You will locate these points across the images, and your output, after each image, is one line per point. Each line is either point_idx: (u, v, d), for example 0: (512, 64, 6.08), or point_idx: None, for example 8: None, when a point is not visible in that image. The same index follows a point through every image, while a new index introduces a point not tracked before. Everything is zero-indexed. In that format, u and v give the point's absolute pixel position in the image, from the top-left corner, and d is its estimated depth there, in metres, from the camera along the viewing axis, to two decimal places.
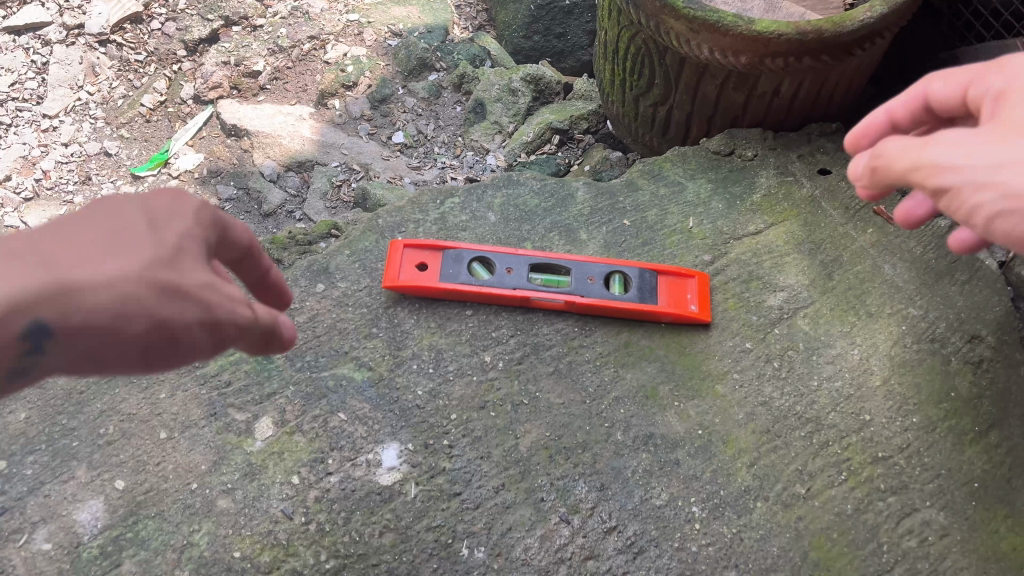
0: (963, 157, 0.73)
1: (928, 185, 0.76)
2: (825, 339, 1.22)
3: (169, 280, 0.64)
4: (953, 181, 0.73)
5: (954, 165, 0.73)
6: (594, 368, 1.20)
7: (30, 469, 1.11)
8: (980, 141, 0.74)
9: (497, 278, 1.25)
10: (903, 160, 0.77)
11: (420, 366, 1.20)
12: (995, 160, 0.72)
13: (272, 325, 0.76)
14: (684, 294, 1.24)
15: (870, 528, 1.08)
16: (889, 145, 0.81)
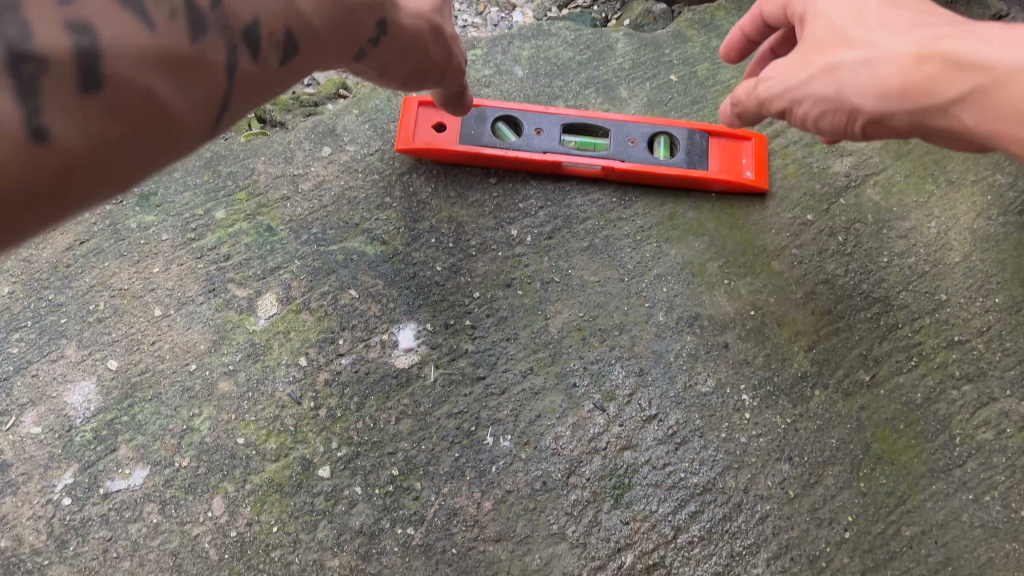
0: (790, 78, 0.81)
1: (790, 109, 0.84)
2: (898, 210, 1.07)
3: (443, 26, 0.76)
4: (802, 108, 0.82)
5: (794, 93, 0.81)
6: (633, 243, 1.07)
7: (16, 348, 1.02)
8: (800, 65, 0.81)
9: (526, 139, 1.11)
10: (770, 102, 0.85)
11: (439, 240, 1.08)
12: (815, 83, 0.79)
13: (456, 73, 0.85)
14: (738, 156, 1.10)
15: (942, 419, 0.97)
16: (762, 88, 0.85)
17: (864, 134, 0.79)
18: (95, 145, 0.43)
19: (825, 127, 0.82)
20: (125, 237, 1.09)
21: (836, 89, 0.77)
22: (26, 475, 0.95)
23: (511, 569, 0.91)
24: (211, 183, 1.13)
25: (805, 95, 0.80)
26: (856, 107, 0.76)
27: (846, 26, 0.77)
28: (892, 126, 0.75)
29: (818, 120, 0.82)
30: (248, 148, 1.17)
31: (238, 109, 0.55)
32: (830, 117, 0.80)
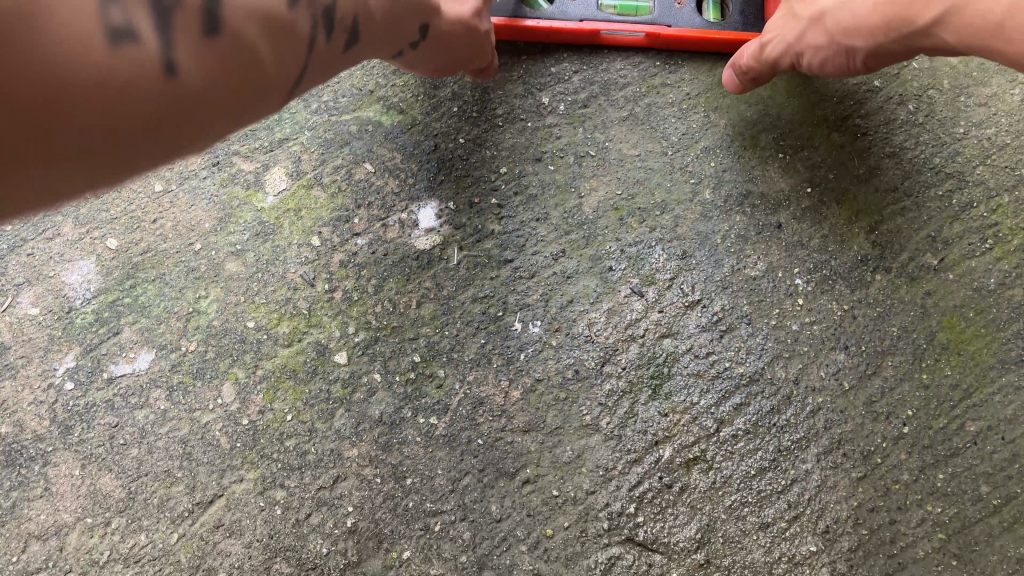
0: (785, 35, 0.83)
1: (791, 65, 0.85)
2: (977, 75, 0.95)
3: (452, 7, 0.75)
4: (807, 61, 0.84)
5: (793, 47, 0.83)
6: (679, 113, 0.97)
7: (10, 226, 0.95)
8: (793, 23, 0.82)
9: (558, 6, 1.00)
10: (771, 65, 0.86)
11: (462, 110, 0.98)
12: (810, 34, 0.80)
13: (478, 41, 0.83)
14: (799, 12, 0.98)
15: (1017, 307, 0.87)
16: (757, 53, 0.87)
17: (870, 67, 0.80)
18: (208, 80, 0.45)
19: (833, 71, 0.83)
20: None
21: (829, 35, 0.78)
22: (25, 358, 0.90)
23: (541, 462, 0.85)
24: None
25: (806, 49, 0.82)
26: (852, 50, 0.77)
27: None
28: (887, 59, 0.76)
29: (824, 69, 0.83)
30: None
31: (304, 86, 0.58)
32: (833, 63, 0.81)
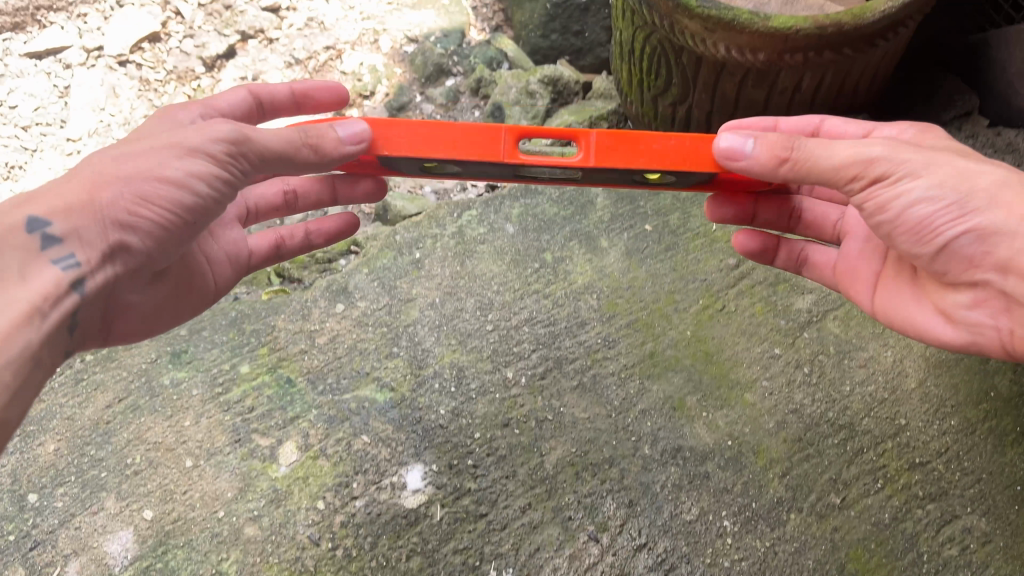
0: (920, 155, 0.87)
1: (887, 167, 0.86)
2: (856, 342, 1.19)
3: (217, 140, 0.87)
4: (902, 186, 0.86)
5: (899, 159, 0.86)
6: (619, 380, 1.17)
7: (61, 501, 1.12)
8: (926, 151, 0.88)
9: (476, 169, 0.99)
10: (834, 154, 0.87)
11: (442, 385, 1.18)
12: (944, 169, 0.86)
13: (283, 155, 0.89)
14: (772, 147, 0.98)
15: (909, 537, 1.05)
16: (820, 147, 0.87)
17: (927, 231, 0.87)
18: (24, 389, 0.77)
19: (894, 214, 0.88)
20: (159, 393, 1.21)
21: (962, 185, 0.85)
22: None
23: None
24: (237, 339, 1.26)
25: (924, 180, 0.85)
26: (971, 201, 0.84)
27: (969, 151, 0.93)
28: (940, 253, 0.89)
29: (886, 203, 0.88)
30: (269, 306, 1.30)
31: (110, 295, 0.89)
32: (914, 207, 0.86)
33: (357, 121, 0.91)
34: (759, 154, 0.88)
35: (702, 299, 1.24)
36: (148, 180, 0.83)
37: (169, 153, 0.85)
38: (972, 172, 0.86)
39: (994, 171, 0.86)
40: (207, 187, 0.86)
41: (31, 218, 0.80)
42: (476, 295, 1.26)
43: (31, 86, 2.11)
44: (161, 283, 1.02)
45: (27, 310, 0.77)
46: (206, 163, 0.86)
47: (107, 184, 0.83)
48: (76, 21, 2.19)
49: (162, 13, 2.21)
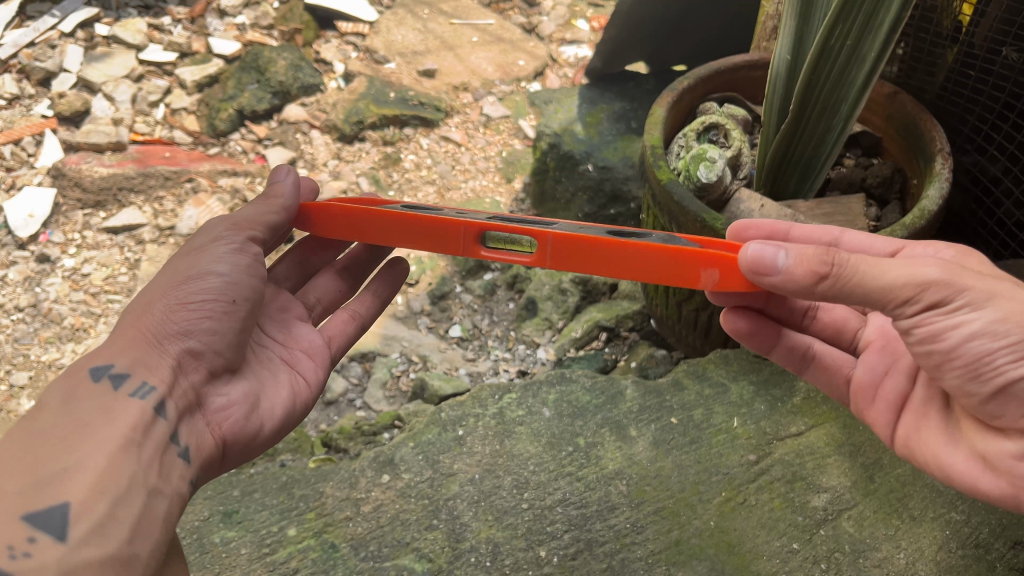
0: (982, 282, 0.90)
1: (961, 297, 0.90)
2: (870, 541, 1.26)
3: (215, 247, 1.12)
4: (965, 314, 0.90)
5: (963, 285, 0.90)
6: (646, 566, 1.23)
7: None
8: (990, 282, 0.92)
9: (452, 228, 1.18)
10: (884, 277, 0.91)
11: (478, 559, 1.23)
12: (1010, 303, 0.89)
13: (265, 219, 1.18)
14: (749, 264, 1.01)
15: None
16: (863, 274, 0.91)
17: (985, 369, 0.91)
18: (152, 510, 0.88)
19: (954, 345, 0.92)
20: (208, 550, 1.26)
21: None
22: None
23: None
24: (286, 503, 1.34)
25: (989, 313, 0.89)
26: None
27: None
28: (997, 393, 0.92)
29: (946, 330, 0.92)
30: (317, 473, 1.39)
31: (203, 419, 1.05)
32: (975, 341, 0.90)
33: (278, 167, 1.25)
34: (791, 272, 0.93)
35: (724, 492, 1.32)
36: (175, 295, 1.05)
37: (184, 266, 1.09)
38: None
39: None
40: (230, 268, 1.10)
41: (93, 374, 0.97)
42: (513, 474, 1.35)
43: (105, 257, 2.31)
44: (263, 381, 1.15)
45: (124, 441, 0.91)
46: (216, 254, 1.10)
47: (147, 321, 1.04)
48: (153, 204, 2.43)
49: (230, 200, 2.45)
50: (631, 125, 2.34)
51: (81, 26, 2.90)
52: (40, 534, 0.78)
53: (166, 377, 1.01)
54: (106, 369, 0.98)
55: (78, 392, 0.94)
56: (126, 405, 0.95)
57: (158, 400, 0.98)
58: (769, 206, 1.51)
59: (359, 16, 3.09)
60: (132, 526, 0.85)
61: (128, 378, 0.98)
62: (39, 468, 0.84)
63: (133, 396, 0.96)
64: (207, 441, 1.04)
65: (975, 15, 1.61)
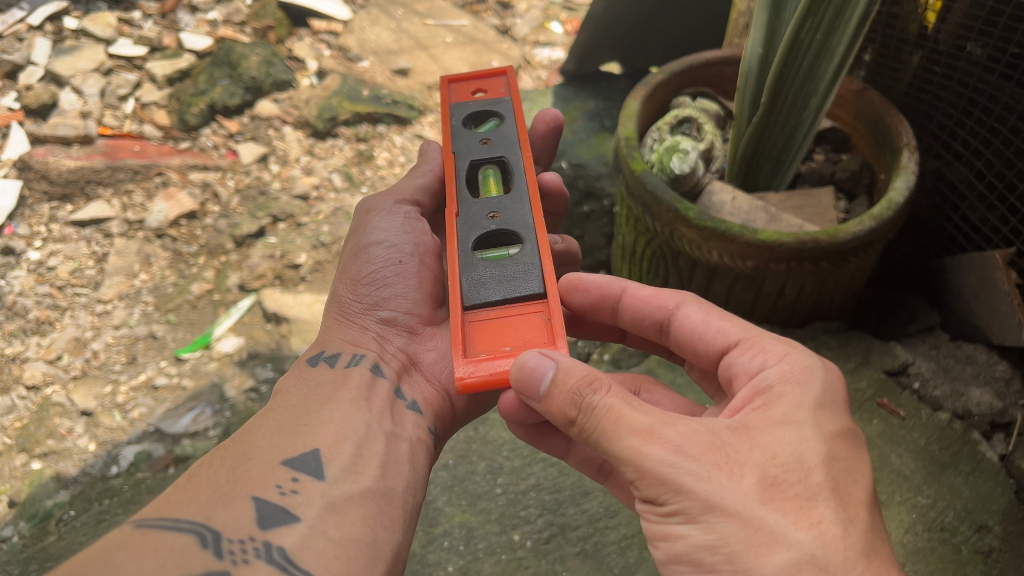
0: (702, 493, 0.85)
1: (675, 504, 0.87)
2: None
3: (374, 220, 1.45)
4: (679, 525, 0.88)
5: (684, 494, 0.85)
6: (620, 549, 1.24)
7: None
8: (728, 487, 0.85)
9: (474, 139, 1.44)
10: (618, 443, 0.88)
11: (451, 543, 1.25)
12: (726, 525, 0.83)
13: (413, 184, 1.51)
14: (499, 340, 1.13)
15: None
16: (597, 432, 0.90)
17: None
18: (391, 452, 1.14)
19: (666, 555, 0.91)
20: None
21: (728, 559, 0.84)
22: None
23: None
24: None
25: (697, 534, 0.86)
26: None
27: (819, 489, 0.86)
28: None
29: (662, 537, 0.90)
30: None
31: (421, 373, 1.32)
32: (681, 559, 0.89)
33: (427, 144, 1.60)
34: (552, 401, 0.96)
35: None
36: (355, 282, 1.38)
37: (359, 253, 1.41)
38: (756, 545, 0.82)
39: (792, 546, 0.82)
40: (387, 238, 1.40)
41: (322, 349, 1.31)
42: (487, 460, 1.38)
43: (71, 251, 2.27)
44: None
45: (356, 397, 1.19)
46: (375, 229, 1.42)
47: (345, 305, 1.37)
48: (122, 197, 2.39)
49: (201, 195, 2.43)
50: (605, 124, 2.36)
51: (50, 19, 2.87)
52: (301, 475, 1.03)
53: (374, 347, 1.31)
54: (324, 357, 1.29)
55: (309, 374, 1.26)
56: (348, 373, 1.24)
57: (372, 363, 1.27)
58: (741, 198, 1.54)
59: (333, 14, 3.08)
60: (376, 464, 1.10)
61: (340, 356, 1.28)
62: (297, 423, 1.12)
63: (353, 364, 1.26)
64: (430, 391, 1.30)
65: (942, 11, 1.64)
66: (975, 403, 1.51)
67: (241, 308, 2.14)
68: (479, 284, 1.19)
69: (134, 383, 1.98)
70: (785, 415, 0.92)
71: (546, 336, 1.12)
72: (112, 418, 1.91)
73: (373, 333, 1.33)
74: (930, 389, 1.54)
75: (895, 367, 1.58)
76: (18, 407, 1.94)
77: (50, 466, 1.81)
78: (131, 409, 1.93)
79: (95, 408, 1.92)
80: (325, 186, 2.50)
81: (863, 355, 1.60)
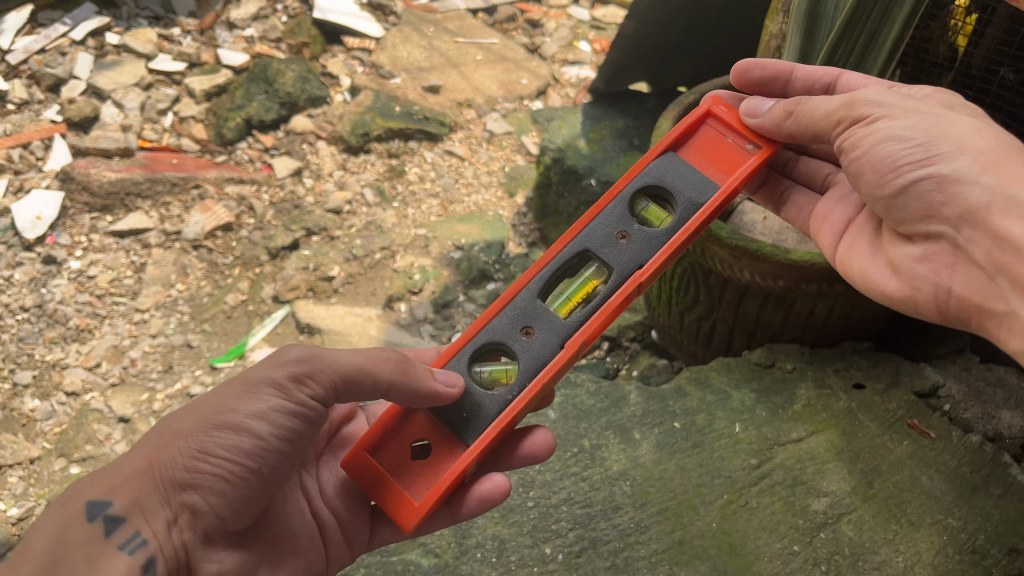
0: (904, 103, 1.13)
1: (877, 112, 1.12)
2: (870, 545, 1.31)
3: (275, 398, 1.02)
4: (880, 123, 1.11)
5: (887, 103, 1.13)
6: (649, 564, 1.28)
7: None
8: (921, 104, 1.14)
9: (520, 346, 1.17)
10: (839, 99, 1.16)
11: (484, 555, 1.29)
12: (919, 115, 1.11)
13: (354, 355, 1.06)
14: (721, 155, 1.28)
15: None
16: (817, 104, 1.18)
17: (889, 170, 1.11)
18: None
19: (868, 147, 1.12)
20: None
21: (930, 133, 1.09)
22: None
23: None
24: None
25: (900, 122, 1.11)
26: (935, 144, 1.08)
27: (975, 114, 1.17)
28: (898, 192, 1.12)
29: (866, 137, 1.12)
30: None
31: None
32: (888, 145, 1.11)
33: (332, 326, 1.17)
34: (774, 112, 1.23)
35: (726, 494, 1.38)
36: (199, 449, 0.99)
37: (230, 406, 1.00)
38: (948, 123, 1.10)
39: (972, 123, 1.10)
40: (271, 430, 1.01)
41: (105, 496, 1.00)
42: (520, 473, 1.42)
43: (110, 260, 2.32)
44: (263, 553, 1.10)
45: None
46: (261, 410, 1.01)
47: (164, 455, 1.00)
48: (160, 209, 2.45)
49: (237, 208, 2.48)
50: (633, 143, 2.39)
51: (92, 34, 2.94)
52: None
53: (156, 532, 0.99)
54: (104, 509, 0.99)
55: (69, 534, 0.97)
56: (109, 559, 0.97)
57: (143, 557, 0.98)
58: (771, 219, 1.57)
59: (366, 32, 3.13)
60: None
61: (116, 526, 0.99)
62: None
63: (122, 550, 0.98)
64: None
65: (974, 35, 1.66)
66: (1006, 426, 1.51)
67: (273, 319, 2.18)
68: (684, 184, 1.25)
69: (170, 392, 2.02)
70: (948, 99, 1.23)
71: (701, 138, 1.31)
72: (148, 425, 1.95)
73: (168, 513, 1.00)
74: (961, 410, 1.53)
75: (925, 389, 1.54)
76: (57, 413, 1.98)
77: (88, 471, 1.85)
78: (167, 416, 1.97)
79: (132, 415, 1.97)
80: (358, 201, 2.52)
81: (891, 375, 1.56)
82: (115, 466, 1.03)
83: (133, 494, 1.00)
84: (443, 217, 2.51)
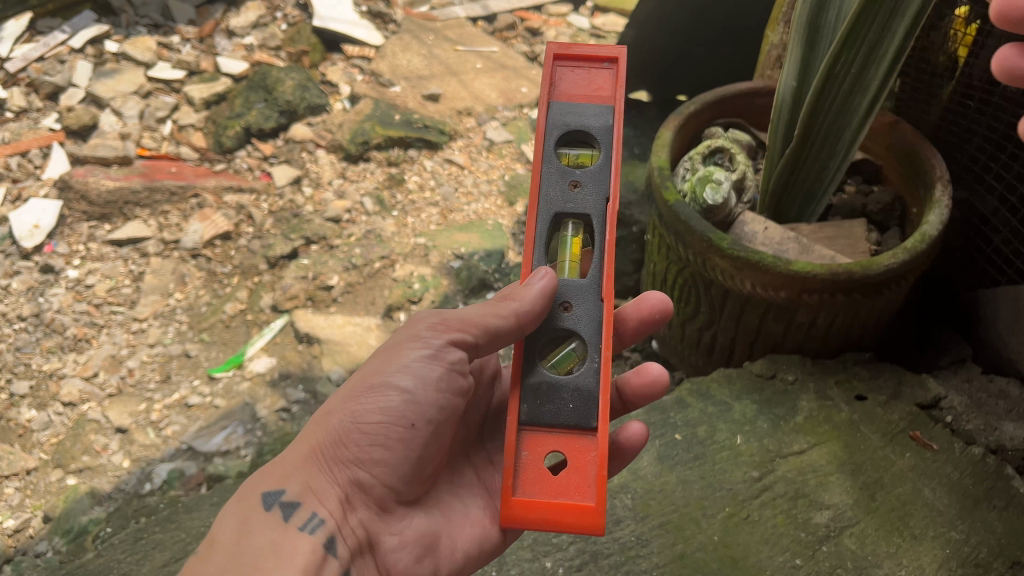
0: None
1: None
2: (872, 558, 1.30)
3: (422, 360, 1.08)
4: None
5: None
6: None
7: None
8: None
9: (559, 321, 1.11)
10: None
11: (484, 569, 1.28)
12: None
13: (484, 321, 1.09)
14: (579, 91, 1.23)
15: None
16: None
17: None
18: None
19: None
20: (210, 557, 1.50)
21: None
22: None
23: None
24: None
25: None
26: None
27: None
28: None
29: None
30: None
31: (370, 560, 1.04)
32: None
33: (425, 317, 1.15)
34: None
35: (727, 507, 1.37)
36: (354, 419, 1.05)
37: (374, 373, 1.08)
38: None
39: None
40: (416, 382, 1.06)
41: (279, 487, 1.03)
42: None
43: (108, 269, 2.32)
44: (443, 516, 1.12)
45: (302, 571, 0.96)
46: (406, 365, 1.07)
47: (327, 435, 1.05)
48: (158, 218, 2.44)
49: (236, 216, 2.47)
50: (633, 152, 2.39)
51: (91, 42, 2.94)
52: None
53: (335, 510, 1.02)
54: (278, 497, 1.02)
55: (251, 524, 0.99)
56: (300, 536, 0.99)
57: (327, 533, 1.00)
58: (773, 229, 1.56)
59: (365, 40, 3.12)
60: None
61: (297, 509, 1.01)
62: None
63: (303, 530, 0.99)
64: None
65: (975, 46, 1.65)
66: (1009, 438, 1.45)
67: (272, 328, 2.17)
68: (581, 124, 1.20)
69: (168, 402, 2.02)
70: None
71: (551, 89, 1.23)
72: (146, 436, 1.94)
73: (339, 492, 1.04)
74: (963, 422, 1.50)
75: (927, 401, 1.53)
76: (54, 423, 1.97)
77: (85, 482, 1.84)
78: (165, 427, 1.96)
79: (130, 425, 1.96)
80: (357, 210, 2.52)
81: (893, 387, 1.55)
82: (278, 464, 1.07)
83: (308, 475, 1.04)
84: (443, 226, 2.50)
